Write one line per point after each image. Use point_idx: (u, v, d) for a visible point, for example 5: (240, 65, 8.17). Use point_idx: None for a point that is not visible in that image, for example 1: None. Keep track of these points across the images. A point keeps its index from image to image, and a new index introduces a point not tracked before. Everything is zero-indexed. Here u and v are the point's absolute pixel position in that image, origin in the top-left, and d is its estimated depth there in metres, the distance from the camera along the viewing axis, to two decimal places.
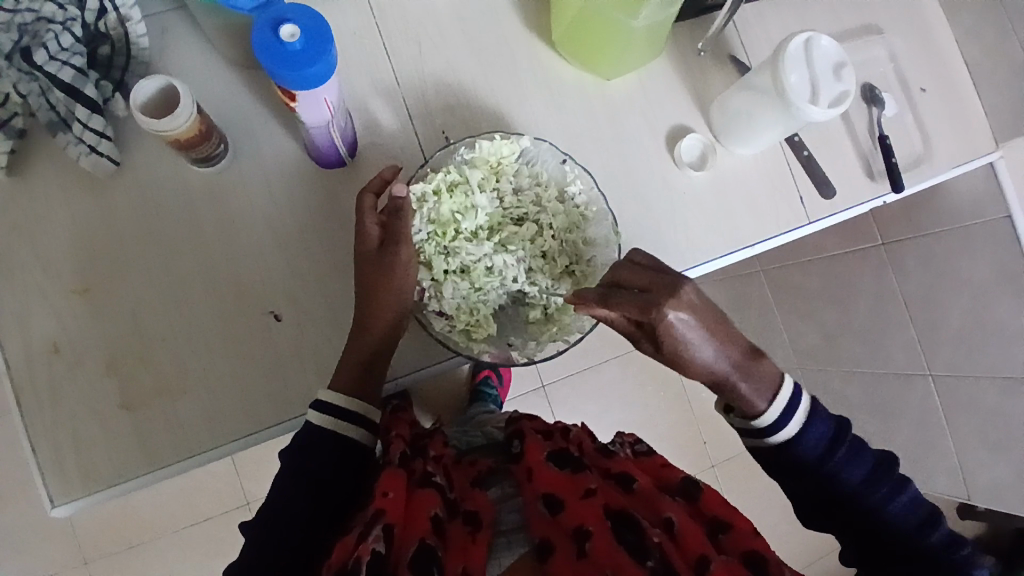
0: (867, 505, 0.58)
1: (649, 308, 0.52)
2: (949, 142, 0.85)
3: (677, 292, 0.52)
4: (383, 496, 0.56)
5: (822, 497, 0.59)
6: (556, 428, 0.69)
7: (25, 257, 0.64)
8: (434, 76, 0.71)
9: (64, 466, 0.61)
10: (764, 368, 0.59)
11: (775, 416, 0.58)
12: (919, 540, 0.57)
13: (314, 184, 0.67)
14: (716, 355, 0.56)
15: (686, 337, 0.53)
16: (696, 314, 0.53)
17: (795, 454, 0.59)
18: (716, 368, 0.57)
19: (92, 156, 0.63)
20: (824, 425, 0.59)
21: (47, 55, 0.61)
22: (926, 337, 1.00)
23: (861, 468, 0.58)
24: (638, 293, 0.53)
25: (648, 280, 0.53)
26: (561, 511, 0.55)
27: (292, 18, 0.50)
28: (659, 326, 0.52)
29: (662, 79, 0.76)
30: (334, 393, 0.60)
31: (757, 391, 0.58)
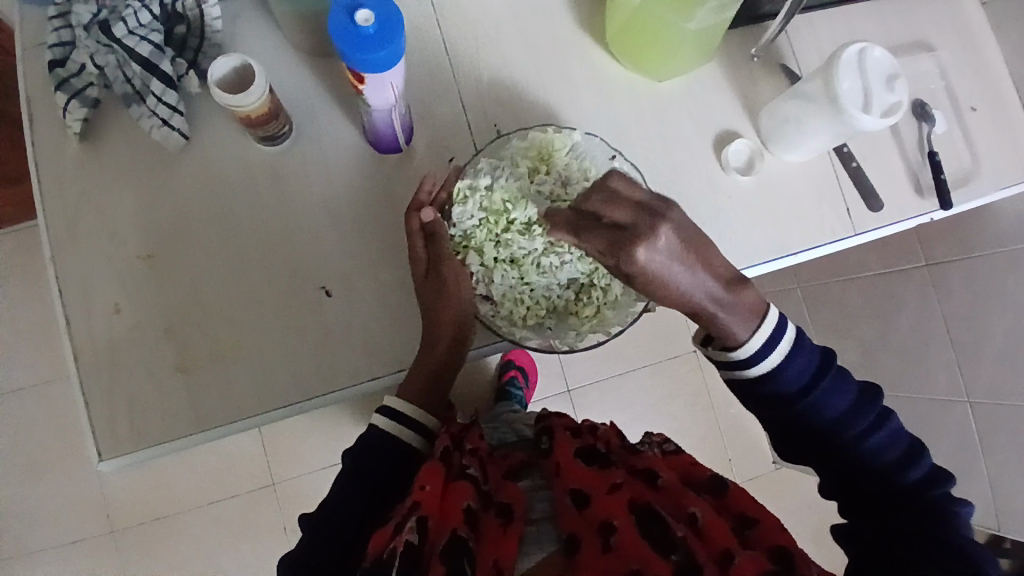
0: (846, 438, 0.55)
1: (619, 249, 0.49)
2: (1001, 161, 0.84)
3: (655, 228, 0.49)
4: (420, 490, 0.56)
5: (780, 415, 0.57)
6: (585, 426, 0.69)
7: (94, 221, 0.67)
8: (490, 70, 0.73)
9: (117, 422, 0.64)
10: (748, 296, 0.55)
11: (757, 347, 0.56)
12: (874, 458, 0.55)
13: (370, 168, 0.69)
14: (694, 284, 0.52)
15: (660, 271, 0.50)
16: (672, 249, 0.50)
17: (776, 389, 0.56)
18: (689, 299, 0.54)
19: (164, 130, 0.66)
20: (811, 355, 0.56)
21: (126, 29, 0.65)
22: (966, 360, 0.98)
23: (808, 379, 0.56)
24: (615, 229, 0.49)
25: (630, 211, 0.49)
26: (588, 505, 0.55)
27: (366, 4, 0.52)
28: (632, 266, 0.49)
29: (712, 84, 0.77)
30: (398, 400, 0.64)
31: (738, 322, 0.55)
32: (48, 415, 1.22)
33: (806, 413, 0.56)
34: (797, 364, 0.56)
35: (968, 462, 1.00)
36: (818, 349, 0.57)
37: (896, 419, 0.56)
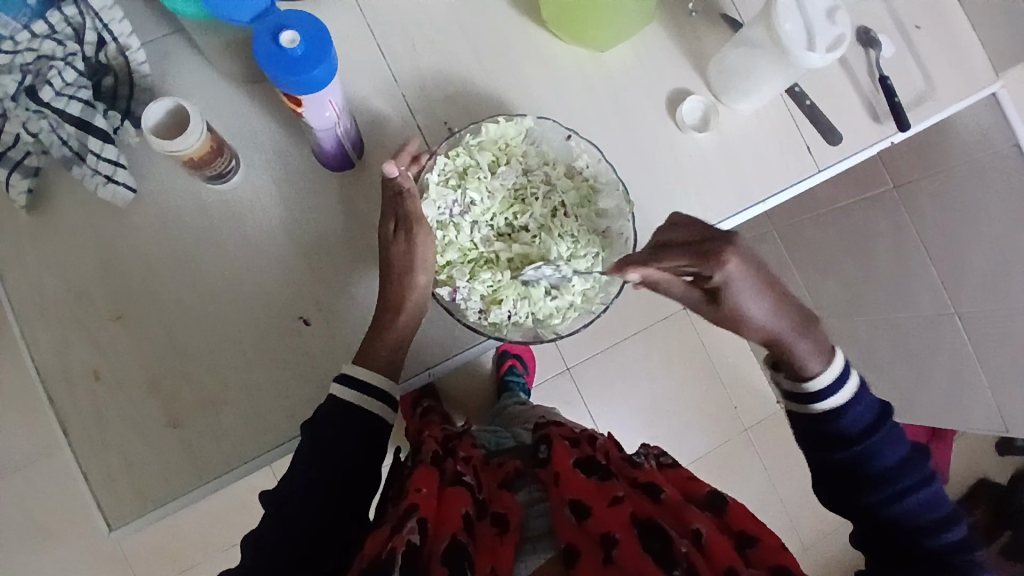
0: (888, 494, 0.54)
1: (709, 256, 0.54)
2: (953, 74, 0.84)
3: (732, 246, 0.54)
4: (416, 492, 0.59)
5: (834, 461, 0.56)
6: (583, 436, 0.69)
7: (58, 291, 0.65)
8: (431, 68, 0.72)
9: (118, 488, 0.63)
10: (817, 334, 0.58)
11: (832, 379, 0.56)
12: (915, 519, 0.54)
13: (327, 188, 0.68)
14: (768, 316, 0.57)
15: (739, 289, 0.56)
16: (751, 272, 0.55)
17: (837, 430, 0.56)
18: (768, 328, 0.58)
19: (110, 187, 0.65)
20: (870, 403, 0.56)
21: (54, 91, 0.64)
22: (948, 276, 0.99)
23: (869, 425, 0.55)
24: (695, 242, 0.55)
25: (702, 233, 0.56)
26: (588, 517, 0.55)
27: (290, 25, 0.50)
28: (719, 276, 0.54)
29: (657, 45, 0.76)
30: (365, 369, 0.60)
31: (810, 354, 0.57)
32: (50, 485, 1.20)
33: (860, 463, 0.55)
34: (863, 405, 0.56)
35: (963, 373, 1.01)
36: (876, 400, 0.56)
37: (940, 484, 0.55)
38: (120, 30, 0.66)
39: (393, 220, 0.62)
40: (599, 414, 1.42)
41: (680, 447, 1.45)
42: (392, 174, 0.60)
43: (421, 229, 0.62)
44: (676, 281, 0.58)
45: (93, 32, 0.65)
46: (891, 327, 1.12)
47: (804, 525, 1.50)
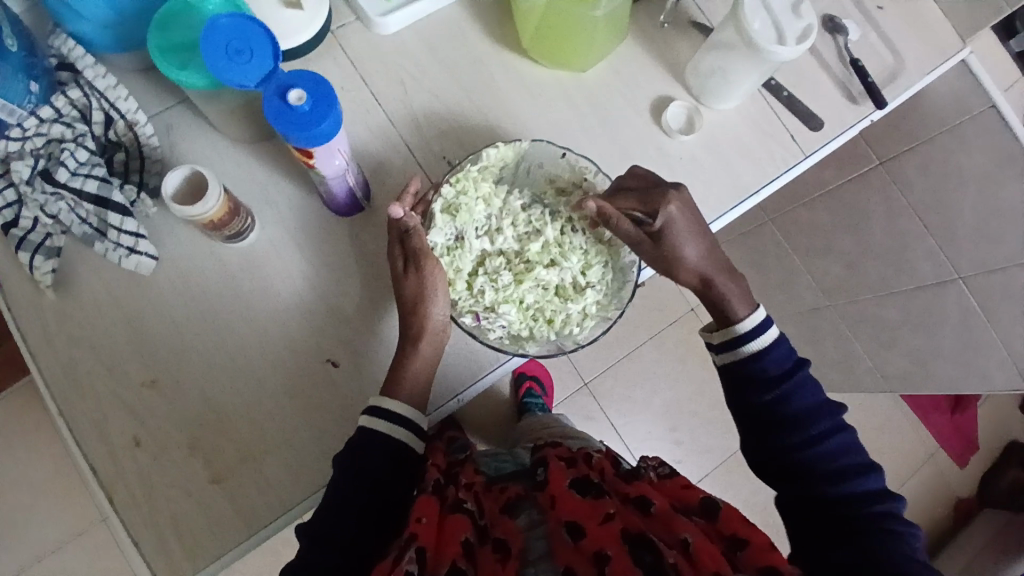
0: (803, 434, 0.62)
1: (653, 200, 0.64)
2: (918, 49, 0.87)
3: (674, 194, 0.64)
4: (417, 522, 0.59)
5: (760, 402, 0.64)
6: (578, 456, 0.72)
7: (91, 364, 0.67)
8: (423, 108, 0.75)
9: (170, 549, 0.64)
10: (741, 287, 0.68)
11: (754, 323, 0.65)
12: (832, 463, 0.61)
13: (339, 233, 0.71)
14: (698, 258, 0.67)
15: (680, 234, 0.65)
16: (689, 219, 0.65)
17: (758, 370, 0.64)
18: (698, 270, 0.67)
19: (133, 257, 0.67)
20: (788, 353, 0.65)
21: (69, 172, 0.66)
22: (945, 241, 1.01)
23: (788, 368, 0.64)
24: (646, 189, 0.65)
25: (652, 182, 0.66)
26: (582, 537, 0.57)
27: (295, 83, 0.53)
28: (664, 217, 0.64)
29: (633, 58, 0.80)
30: (396, 402, 0.62)
31: (735, 301, 0.67)
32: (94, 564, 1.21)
33: (777, 403, 0.63)
34: (782, 351, 0.65)
35: (976, 335, 1.03)
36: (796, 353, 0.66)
37: (852, 436, 0.63)
38: (126, 107, 0.68)
39: (401, 252, 0.64)
40: (622, 423, 1.43)
41: (708, 446, 1.46)
42: (396, 214, 0.61)
43: (431, 259, 0.63)
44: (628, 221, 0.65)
45: (100, 112, 0.68)
46: (898, 300, 1.13)
47: None
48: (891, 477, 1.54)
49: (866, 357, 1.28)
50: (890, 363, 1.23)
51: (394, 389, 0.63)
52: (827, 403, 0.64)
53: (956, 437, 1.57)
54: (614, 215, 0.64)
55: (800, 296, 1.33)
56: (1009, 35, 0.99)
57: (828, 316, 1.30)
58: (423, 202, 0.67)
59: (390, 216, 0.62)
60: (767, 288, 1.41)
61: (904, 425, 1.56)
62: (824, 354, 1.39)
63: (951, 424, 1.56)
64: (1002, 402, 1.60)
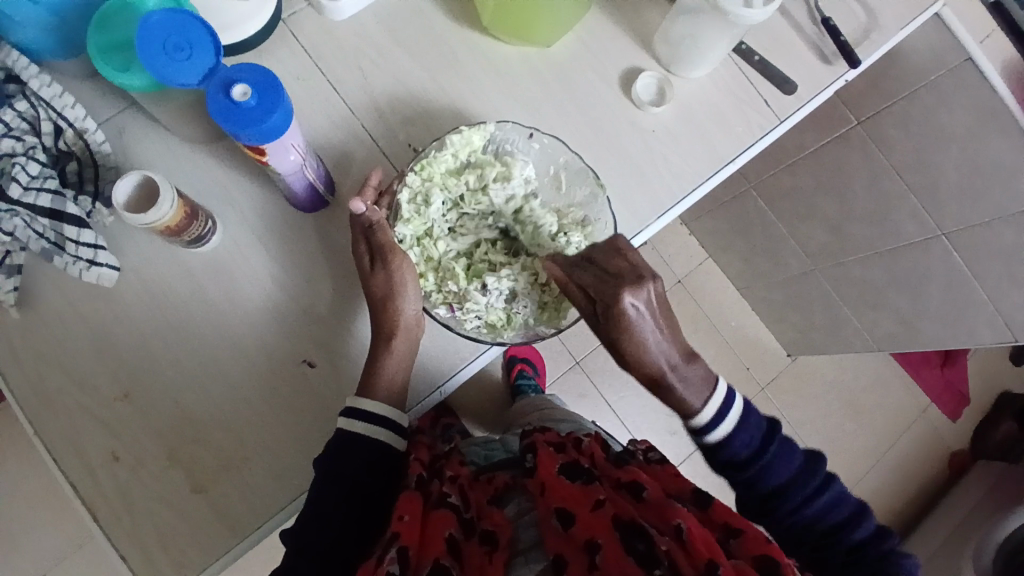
0: (788, 506, 0.60)
1: (609, 293, 0.59)
2: (891, 4, 0.85)
3: (642, 284, 0.60)
4: (399, 521, 0.58)
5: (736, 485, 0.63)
6: (567, 442, 0.69)
7: (60, 382, 0.65)
8: (385, 94, 0.73)
9: (157, 564, 0.63)
10: (698, 371, 0.64)
11: (712, 412, 0.62)
12: (821, 522, 0.60)
13: (305, 230, 0.69)
14: (654, 351, 0.62)
15: (640, 323, 0.60)
16: (649, 307, 0.60)
17: (727, 456, 0.62)
18: (654, 364, 0.62)
19: (94, 269, 0.65)
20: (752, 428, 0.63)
21: (21, 187, 0.63)
22: (927, 199, 1.01)
23: (757, 446, 0.62)
24: (608, 272, 0.61)
25: (618, 264, 0.61)
26: (573, 525, 0.55)
27: (240, 77, 0.51)
28: (617, 308, 0.59)
29: (599, 30, 0.77)
30: (373, 401, 0.60)
31: (692, 391, 0.63)
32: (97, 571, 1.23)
33: (756, 479, 0.61)
34: (750, 427, 0.63)
35: (962, 290, 1.02)
36: (763, 420, 0.63)
37: (841, 484, 0.61)
38: (74, 115, 0.65)
39: (366, 248, 0.62)
40: (615, 400, 1.43)
41: None
42: (357, 209, 0.60)
43: (398, 253, 0.61)
44: (584, 299, 0.62)
45: (49, 121, 0.65)
46: (882, 260, 1.13)
47: (837, 469, 1.52)
48: (885, 435, 1.55)
49: (854, 318, 1.28)
50: (878, 323, 1.23)
51: (370, 387, 0.61)
52: (805, 458, 0.62)
53: (946, 393, 1.57)
54: (571, 289, 0.61)
55: (786, 261, 1.33)
56: None
57: (815, 280, 1.30)
58: (388, 191, 0.65)
59: (352, 212, 0.61)
60: (753, 255, 1.40)
61: (896, 383, 1.57)
62: (812, 319, 1.38)
63: (943, 382, 1.56)
64: (991, 353, 1.62)
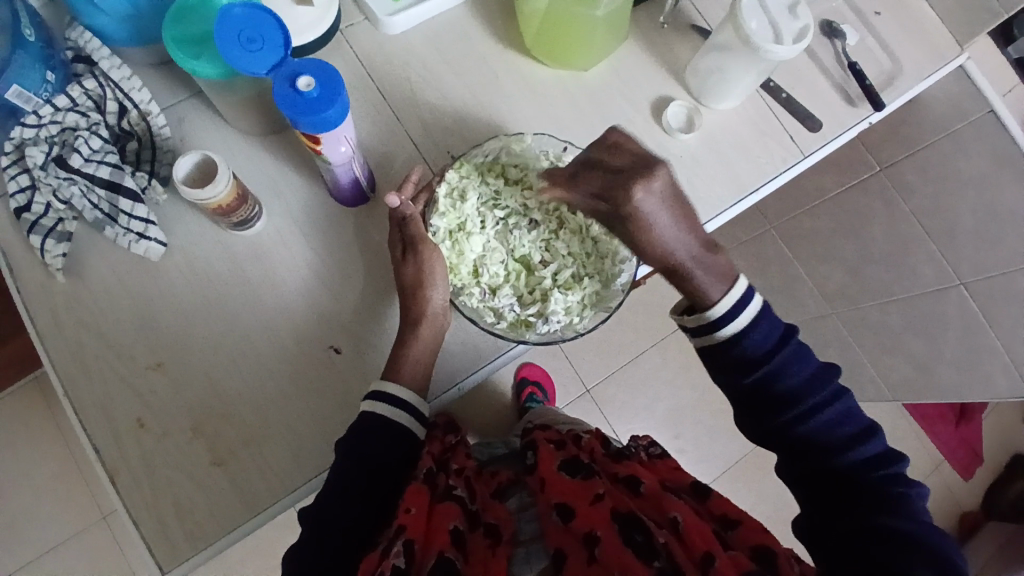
0: (795, 411, 0.58)
1: (619, 189, 0.53)
2: (916, 54, 0.88)
3: (652, 172, 0.52)
4: (406, 514, 0.58)
5: (744, 386, 0.60)
6: (568, 437, 0.72)
7: (98, 347, 0.68)
8: (428, 103, 0.77)
9: (170, 531, 0.65)
10: (718, 262, 0.59)
11: (729, 306, 0.59)
12: (829, 433, 0.58)
13: (343, 224, 0.73)
14: (675, 248, 0.56)
15: (654, 220, 0.54)
16: (664, 198, 0.53)
17: (738, 353, 0.60)
18: (672, 256, 0.57)
19: (143, 242, 0.69)
20: (773, 325, 0.60)
21: (82, 158, 0.67)
22: (946, 246, 1.02)
23: (773, 342, 0.60)
24: (614, 170, 0.55)
25: (614, 167, 0.55)
26: (572, 518, 0.57)
27: (305, 71, 0.55)
28: (629, 207, 0.53)
29: (634, 59, 0.82)
30: (398, 386, 0.63)
31: (710, 282, 0.59)
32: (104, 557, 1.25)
33: (766, 381, 0.59)
34: (766, 328, 0.60)
35: (978, 341, 1.02)
36: (781, 322, 0.60)
37: (853, 399, 0.59)
38: (139, 98, 0.70)
39: (399, 240, 0.66)
40: (623, 430, 1.43)
41: (711, 454, 1.46)
42: (393, 204, 0.63)
43: (430, 244, 0.64)
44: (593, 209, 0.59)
45: (115, 101, 0.70)
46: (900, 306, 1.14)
47: None
48: None
49: (868, 363, 1.28)
50: (894, 370, 1.23)
51: (394, 373, 0.64)
52: (821, 366, 0.60)
53: (961, 450, 1.55)
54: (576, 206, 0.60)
55: (803, 302, 1.34)
56: (1007, 42, 0.98)
57: (831, 323, 1.31)
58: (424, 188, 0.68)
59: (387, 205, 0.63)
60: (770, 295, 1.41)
61: (911, 436, 1.55)
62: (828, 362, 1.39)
63: (958, 439, 1.53)
64: (1010, 413, 1.60)
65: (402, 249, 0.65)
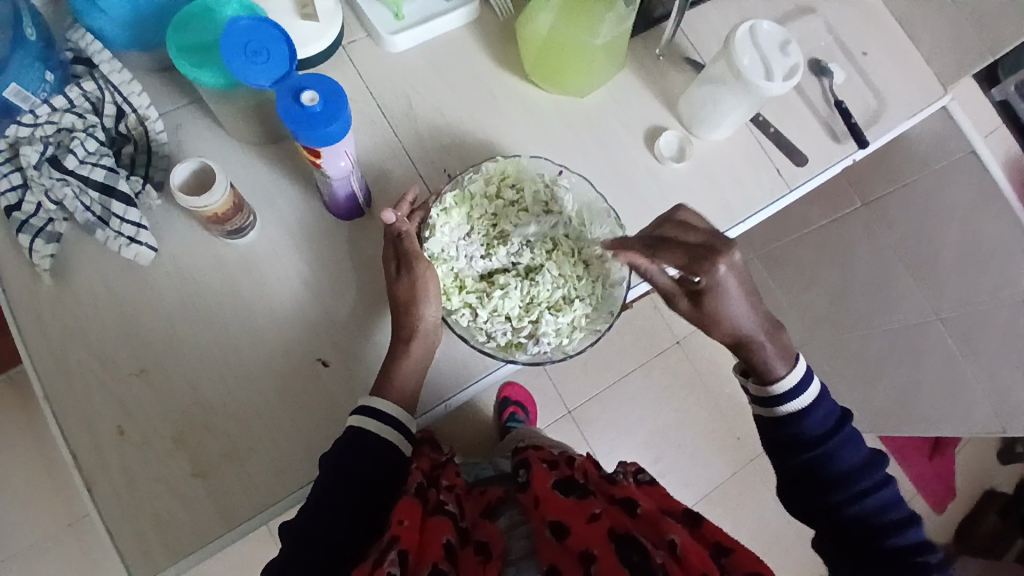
0: (846, 492, 0.62)
1: (706, 262, 0.63)
2: (901, 95, 0.92)
3: (728, 251, 0.63)
4: (399, 525, 0.57)
5: (799, 463, 0.64)
6: (561, 458, 0.72)
7: (81, 352, 0.67)
8: (427, 121, 0.78)
9: (145, 542, 0.63)
10: (781, 340, 0.68)
11: (794, 382, 0.65)
12: (876, 515, 0.61)
13: (337, 237, 0.73)
14: (747, 321, 0.66)
15: (727, 289, 0.64)
16: (739, 279, 0.65)
17: (796, 433, 0.64)
18: (740, 330, 0.67)
19: (132, 247, 0.68)
20: (831, 408, 0.65)
21: (77, 159, 0.67)
22: (926, 281, 1.05)
23: (829, 426, 0.64)
24: (693, 245, 0.63)
25: (699, 237, 0.64)
26: (568, 536, 0.57)
27: (309, 86, 0.56)
28: (711, 279, 0.63)
29: (629, 87, 0.84)
30: (385, 402, 0.63)
31: (776, 359, 0.66)
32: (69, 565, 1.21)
33: (821, 460, 0.63)
34: (825, 409, 0.65)
35: (955, 374, 1.03)
36: (838, 406, 0.65)
37: (896, 488, 0.62)
38: (138, 102, 0.70)
39: (393, 256, 0.66)
40: (604, 451, 1.43)
41: (691, 478, 1.46)
42: (388, 218, 0.65)
43: (424, 262, 0.64)
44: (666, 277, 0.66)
45: (113, 105, 0.70)
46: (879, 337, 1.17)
47: None
48: None
49: (847, 393, 1.30)
50: (873, 401, 1.25)
51: (383, 389, 0.64)
52: (870, 453, 0.64)
53: (936, 483, 1.58)
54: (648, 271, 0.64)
55: (784, 330, 1.36)
56: (992, 85, 1.07)
57: (812, 352, 1.33)
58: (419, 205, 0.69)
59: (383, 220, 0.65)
60: None
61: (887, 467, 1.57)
62: None
63: (932, 471, 1.58)
64: (982, 447, 1.63)
65: (395, 265, 0.66)
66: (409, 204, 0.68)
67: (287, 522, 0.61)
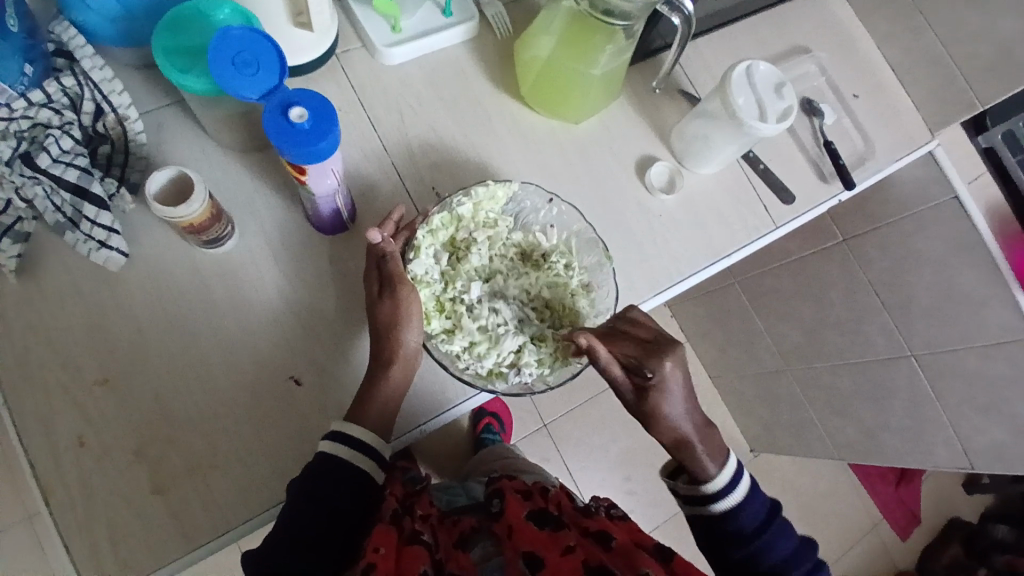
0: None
1: (656, 357, 0.62)
2: (887, 140, 0.93)
3: (675, 350, 0.63)
4: (375, 553, 0.56)
5: (734, 559, 0.66)
6: (535, 488, 0.71)
7: (44, 355, 0.65)
8: (418, 137, 0.77)
9: (100, 559, 0.61)
10: (712, 439, 0.68)
11: (726, 481, 0.66)
12: None
13: (319, 251, 0.71)
14: (683, 419, 0.65)
15: (673, 389, 0.63)
16: (680, 378, 0.64)
17: (734, 530, 0.66)
18: (677, 429, 0.65)
19: (103, 252, 0.66)
20: (761, 506, 0.67)
21: (51, 158, 0.64)
22: (900, 320, 1.07)
23: (761, 523, 0.66)
24: (648, 341, 0.64)
25: (648, 334, 0.64)
26: (541, 568, 0.57)
27: (299, 101, 0.54)
28: (661, 376, 0.62)
29: (624, 116, 0.83)
30: (360, 427, 0.61)
31: (709, 459, 0.67)
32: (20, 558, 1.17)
33: (757, 557, 0.66)
34: (758, 505, 0.67)
35: (924, 412, 1.08)
36: (766, 498, 0.68)
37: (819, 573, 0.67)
38: (119, 101, 0.68)
39: (377, 277, 0.64)
40: (576, 467, 1.43)
41: (660, 498, 1.47)
42: (373, 239, 0.61)
43: (408, 286, 0.63)
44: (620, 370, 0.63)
45: (91, 102, 0.67)
46: (850, 370, 1.19)
47: None
48: (836, 546, 1.56)
49: (818, 423, 1.32)
50: (843, 432, 1.27)
51: (358, 414, 0.62)
52: (796, 542, 0.68)
53: (899, 511, 1.61)
54: (607, 360, 0.61)
55: (760, 357, 1.38)
56: (978, 131, 0.99)
57: (785, 380, 1.34)
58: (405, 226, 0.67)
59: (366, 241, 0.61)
60: (729, 347, 1.44)
61: (852, 494, 1.59)
62: (779, 417, 1.43)
63: (896, 500, 1.61)
64: (944, 478, 1.66)
65: (379, 286, 0.64)
66: (395, 225, 0.66)
67: (251, 554, 0.59)
